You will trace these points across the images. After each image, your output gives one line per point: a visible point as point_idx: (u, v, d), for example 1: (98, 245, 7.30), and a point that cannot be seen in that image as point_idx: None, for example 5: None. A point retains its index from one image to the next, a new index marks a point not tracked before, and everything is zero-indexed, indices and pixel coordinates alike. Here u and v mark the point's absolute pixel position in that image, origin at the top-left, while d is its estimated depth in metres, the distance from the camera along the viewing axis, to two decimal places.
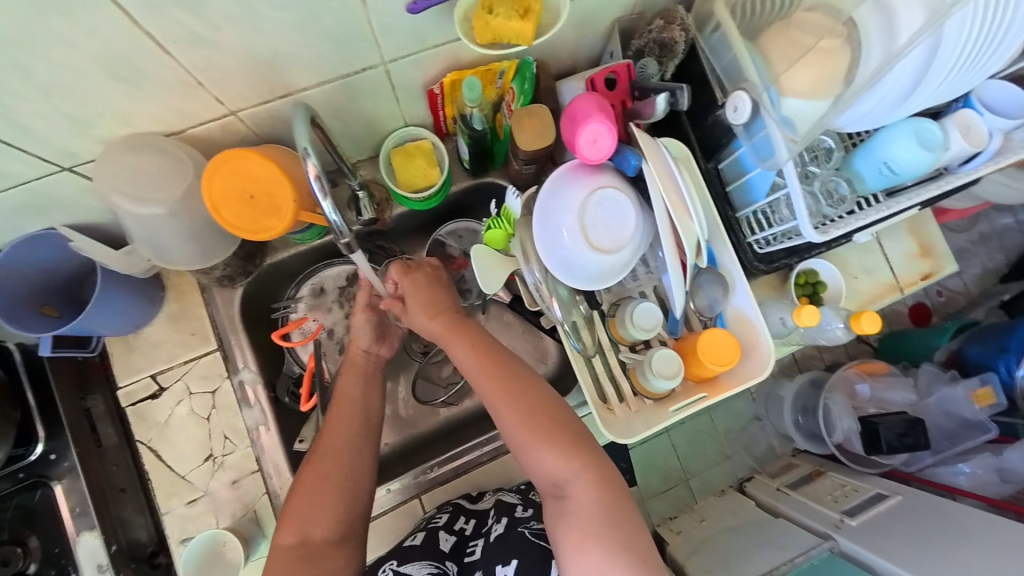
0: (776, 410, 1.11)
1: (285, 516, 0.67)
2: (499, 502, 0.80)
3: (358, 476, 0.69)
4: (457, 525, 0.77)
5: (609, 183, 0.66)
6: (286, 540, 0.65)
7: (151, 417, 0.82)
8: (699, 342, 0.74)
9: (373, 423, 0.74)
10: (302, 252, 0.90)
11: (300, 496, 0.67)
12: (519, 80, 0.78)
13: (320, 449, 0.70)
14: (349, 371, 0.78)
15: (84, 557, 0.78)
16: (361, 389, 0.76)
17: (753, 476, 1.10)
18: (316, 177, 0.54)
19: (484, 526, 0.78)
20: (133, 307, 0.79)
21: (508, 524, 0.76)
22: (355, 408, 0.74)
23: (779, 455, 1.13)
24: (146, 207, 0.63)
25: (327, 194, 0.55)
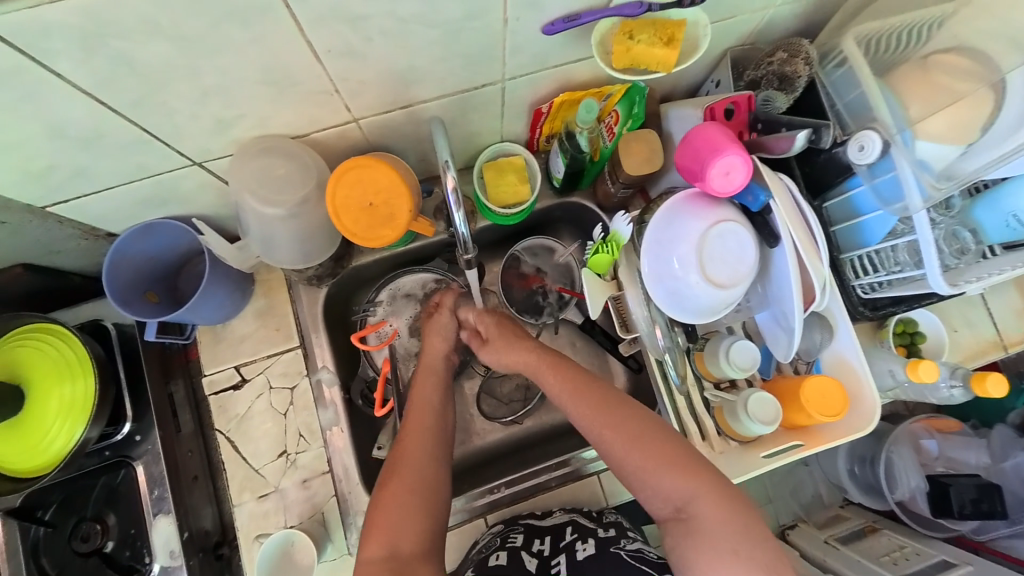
0: (827, 457, 1.04)
1: (369, 530, 0.62)
2: (577, 523, 0.76)
3: (437, 487, 0.66)
4: (537, 545, 0.73)
5: (729, 217, 0.64)
6: (373, 555, 0.60)
7: (232, 409, 0.82)
8: (804, 387, 0.70)
9: (448, 433, 0.73)
10: (383, 259, 0.90)
11: (385, 506, 0.63)
12: (626, 103, 0.76)
13: (404, 456, 0.68)
14: (425, 377, 0.79)
15: (159, 542, 0.76)
16: (436, 395, 0.76)
17: (797, 524, 1.02)
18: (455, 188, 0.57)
19: (564, 541, 0.73)
20: (228, 300, 0.81)
21: (598, 544, 0.71)
22: (433, 416, 0.73)
23: (827, 504, 1.05)
24: (269, 206, 0.64)
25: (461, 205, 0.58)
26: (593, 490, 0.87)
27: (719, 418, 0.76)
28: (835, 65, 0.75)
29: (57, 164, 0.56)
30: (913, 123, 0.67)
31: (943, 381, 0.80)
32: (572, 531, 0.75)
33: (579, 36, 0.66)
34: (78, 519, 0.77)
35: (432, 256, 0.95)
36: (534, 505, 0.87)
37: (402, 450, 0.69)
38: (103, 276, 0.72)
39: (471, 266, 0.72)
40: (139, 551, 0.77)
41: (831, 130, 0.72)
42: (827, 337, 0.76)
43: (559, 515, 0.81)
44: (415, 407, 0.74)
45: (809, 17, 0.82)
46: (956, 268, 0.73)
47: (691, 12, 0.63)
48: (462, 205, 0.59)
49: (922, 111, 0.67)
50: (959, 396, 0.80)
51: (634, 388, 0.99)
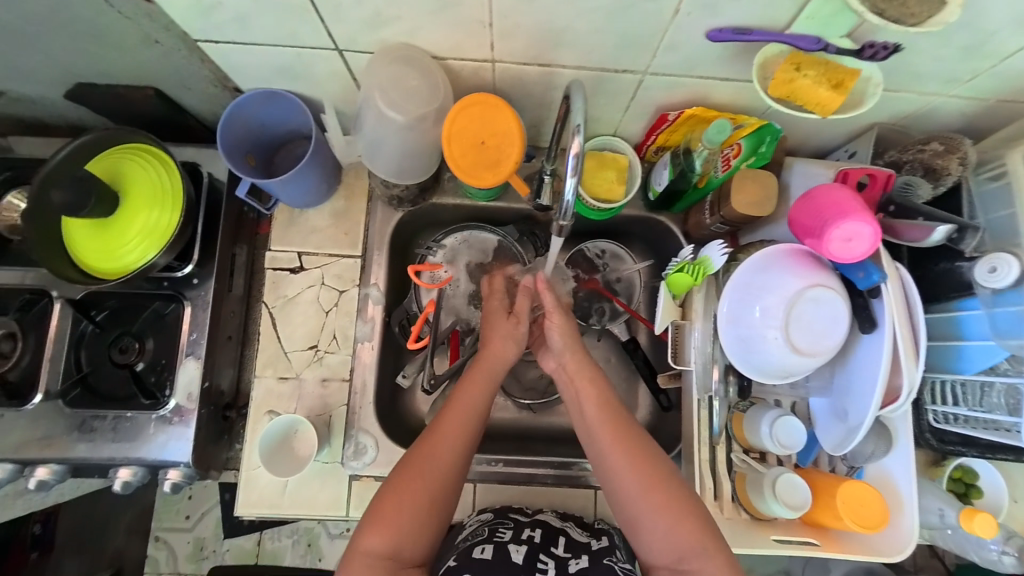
0: None
1: (374, 521, 0.63)
2: (570, 537, 0.75)
3: (450, 499, 0.66)
4: (525, 536, 0.73)
5: (829, 284, 0.61)
6: (371, 549, 0.61)
7: (283, 289, 0.86)
8: (842, 487, 0.65)
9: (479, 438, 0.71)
10: (462, 205, 0.92)
11: (398, 505, 0.63)
12: (755, 139, 0.74)
13: (428, 460, 0.66)
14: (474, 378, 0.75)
15: (181, 381, 0.80)
16: (482, 398, 0.72)
17: None
18: (577, 153, 0.57)
19: (556, 549, 0.72)
20: (314, 188, 0.84)
21: (592, 558, 0.70)
22: (470, 421, 0.70)
23: None
24: (391, 112, 0.66)
25: (578, 172, 0.58)
26: (584, 504, 0.85)
27: (738, 483, 0.73)
28: (988, 177, 0.68)
29: (226, 4, 0.59)
30: None
31: (995, 544, 0.72)
32: (563, 544, 0.73)
33: (739, 53, 0.64)
34: (123, 330, 0.83)
35: (505, 222, 0.97)
36: (521, 492, 0.85)
37: (427, 451, 0.67)
38: (218, 126, 0.75)
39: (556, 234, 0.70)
40: (163, 380, 0.82)
41: (976, 236, 0.67)
42: (880, 450, 0.69)
43: (549, 514, 0.81)
44: (455, 408, 0.71)
45: (979, 121, 0.76)
46: None
47: (867, 65, 0.60)
48: (578, 173, 0.59)
49: None
50: (1009, 565, 0.72)
51: (654, 425, 0.95)
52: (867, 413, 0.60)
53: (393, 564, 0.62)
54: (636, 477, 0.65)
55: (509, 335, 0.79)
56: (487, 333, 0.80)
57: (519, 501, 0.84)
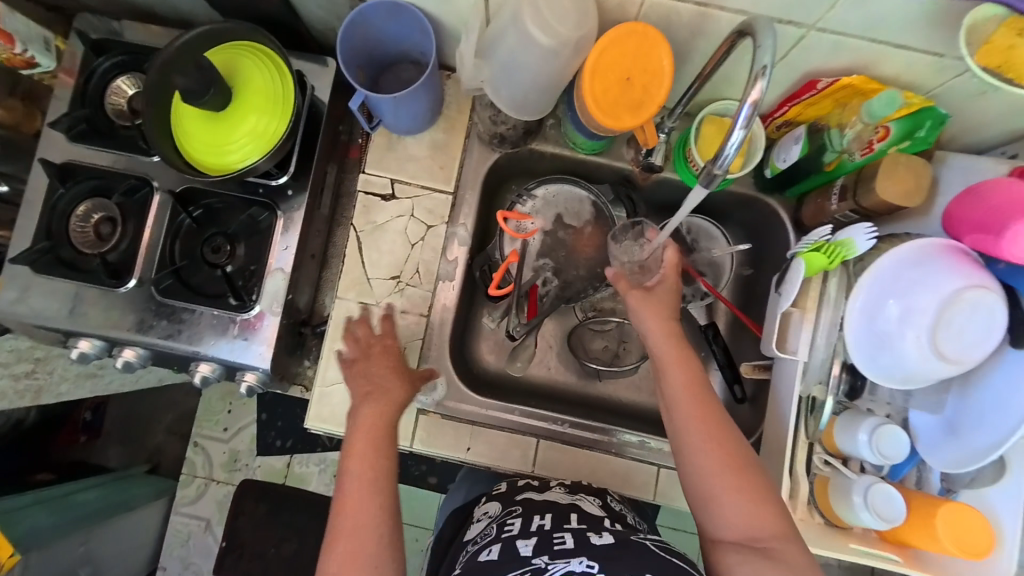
0: None
1: None
2: (585, 512, 0.67)
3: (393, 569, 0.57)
4: (535, 524, 0.65)
5: (994, 289, 0.55)
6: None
7: (373, 214, 0.84)
8: (945, 508, 0.61)
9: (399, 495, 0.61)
10: (561, 157, 0.88)
11: None
12: (914, 123, 0.67)
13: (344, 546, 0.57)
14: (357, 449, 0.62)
15: (269, 290, 0.80)
16: (377, 464, 0.61)
17: None
18: (755, 103, 0.51)
19: (570, 524, 0.64)
20: (419, 114, 0.81)
21: (616, 534, 0.62)
22: (380, 484, 0.60)
23: None
24: (537, 32, 0.58)
25: (748, 125, 0.52)
26: (646, 479, 0.82)
27: (817, 487, 0.69)
28: None
29: None
30: None
31: None
32: (577, 518, 0.66)
33: (935, 16, 0.56)
34: (217, 231, 0.82)
35: (601, 179, 0.92)
36: (583, 458, 0.81)
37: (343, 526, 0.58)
38: (340, 31, 0.72)
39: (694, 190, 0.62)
40: (250, 287, 0.81)
41: None
42: (985, 479, 0.64)
43: (558, 491, 0.73)
44: (357, 482, 0.60)
45: None
46: None
47: None
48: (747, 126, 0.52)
49: None
50: None
51: None
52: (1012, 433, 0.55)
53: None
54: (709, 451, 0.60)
55: (386, 398, 0.66)
56: (366, 390, 0.67)
57: (582, 467, 0.81)
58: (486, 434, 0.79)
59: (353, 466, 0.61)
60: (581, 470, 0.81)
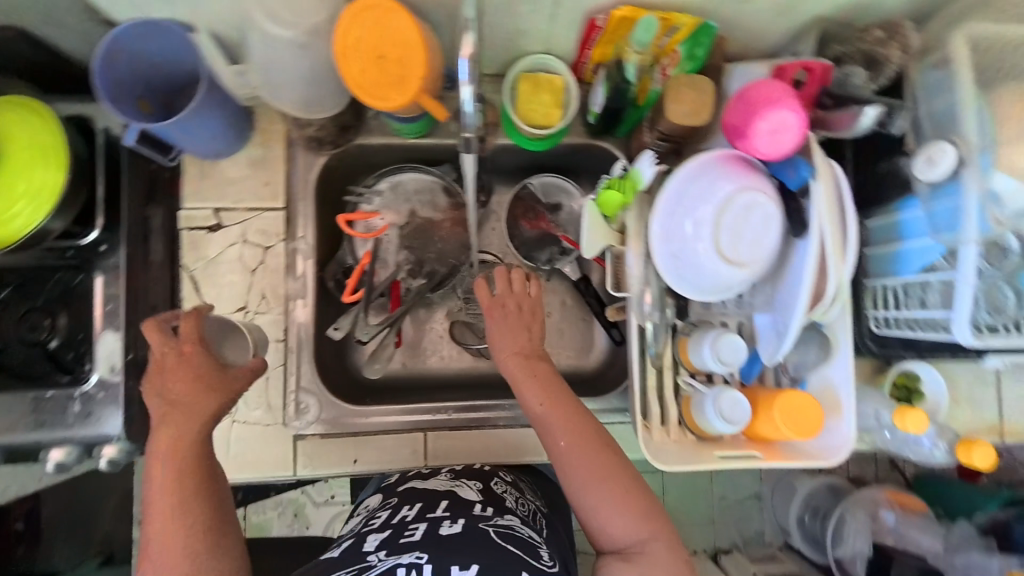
0: (782, 502, 1.10)
1: None
2: (454, 497, 0.69)
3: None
4: (399, 516, 0.66)
5: (763, 187, 0.58)
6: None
7: (203, 249, 0.80)
8: (780, 396, 0.66)
9: (217, 508, 0.58)
10: (392, 144, 0.84)
11: None
12: (690, 44, 0.70)
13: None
14: (164, 464, 0.58)
15: (101, 354, 0.77)
16: (180, 489, 0.57)
17: (732, 551, 1.12)
18: (468, 56, 0.46)
19: (433, 513, 0.66)
20: (221, 134, 0.76)
21: (467, 521, 0.64)
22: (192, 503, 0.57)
23: (767, 542, 1.12)
24: (275, 29, 0.56)
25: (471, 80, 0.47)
26: (540, 442, 0.85)
27: (683, 406, 0.74)
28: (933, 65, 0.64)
29: None
30: (997, 146, 0.58)
31: (928, 441, 0.73)
32: (443, 505, 0.67)
33: None
34: (30, 307, 0.78)
35: (441, 160, 0.90)
36: (475, 437, 0.83)
37: (153, 549, 0.55)
38: (95, 63, 0.65)
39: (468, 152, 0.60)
40: (81, 355, 0.79)
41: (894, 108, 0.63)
42: (819, 358, 0.70)
43: (441, 479, 0.75)
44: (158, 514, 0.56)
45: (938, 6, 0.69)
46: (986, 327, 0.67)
47: None
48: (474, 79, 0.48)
49: (1015, 135, 0.58)
50: (942, 455, 0.74)
51: (609, 361, 0.95)
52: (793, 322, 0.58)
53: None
54: (588, 459, 0.62)
55: (183, 415, 0.59)
56: (164, 410, 0.60)
57: (476, 445, 0.83)
58: (373, 441, 0.81)
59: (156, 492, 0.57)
60: (476, 447, 0.83)
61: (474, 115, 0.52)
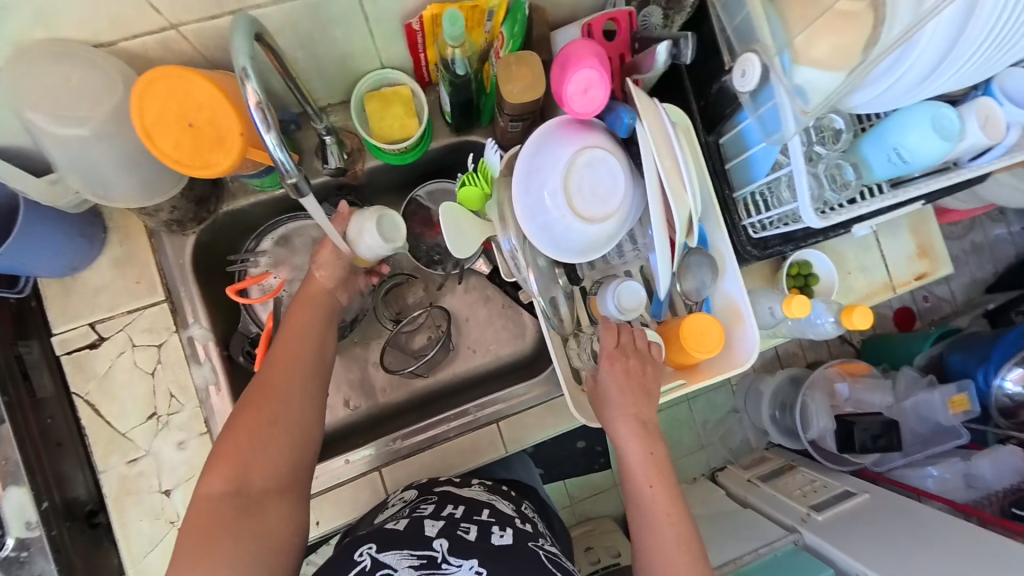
0: (753, 404, 1.21)
1: (213, 462, 0.59)
2: (499, 512, 0.75)
3: (304, 442, 0.64)
4: (446, 510, 0.73)
5: (600, 144, 0.60)
6: (216, 489, 0.58)
7: (90, 368, 0.76)
8: (683, 326, 0.70)
9: (318, 394, 0.66)
10: (264, 202, 0.82)
11: (238, 437, 0.60)
12: (510, 23, 0.70)
13: (265, 383, 0.64)
14: (303, 308, 0.71)
15: (11, 512, 0.72)
16: (313, 334, 0.69)
17: (726, 466, 1.21)
18: (257, 105, 0.46)
19: (479, 516, 0.73)
20: (65, 246, 0.71)
21: (516, 535, 0.71)
22: (302, 376, 0.66)
23: (752, 448, 1.24)
24: (64, 129, 0.54)
25: (271, 127, 0.47)
26: (493, 438, 0.88)
27: None
28: None
29: None
30: (792, 44, 0.63)
31: (819, 317, 0.78)
32: (488, 513, 0.74)
33: None
34: None
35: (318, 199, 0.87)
36: (430, 457, 0.86)
37: (253, 402, 0.62)
38: None
39: (303, 196, 0.57)
40: None
41: (689, 44, 0.61)
42: (710, 279, 0.75)
43: (476, 489, 0.80)
44: (287, 341, 0.68)
45: None
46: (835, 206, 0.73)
47: None
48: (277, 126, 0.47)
49: (806, 28, 0.62)
50: (832, 329, 0.79)
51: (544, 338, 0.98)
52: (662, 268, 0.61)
53: (246, 495, 0.58)
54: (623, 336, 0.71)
55: (312, 310, 0.71)
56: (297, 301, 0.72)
57: (432, 463, 0.86)
58: (329, 497, 0.83)
59: (273, 373, 0.65)
60: (434, 465, 0.86)
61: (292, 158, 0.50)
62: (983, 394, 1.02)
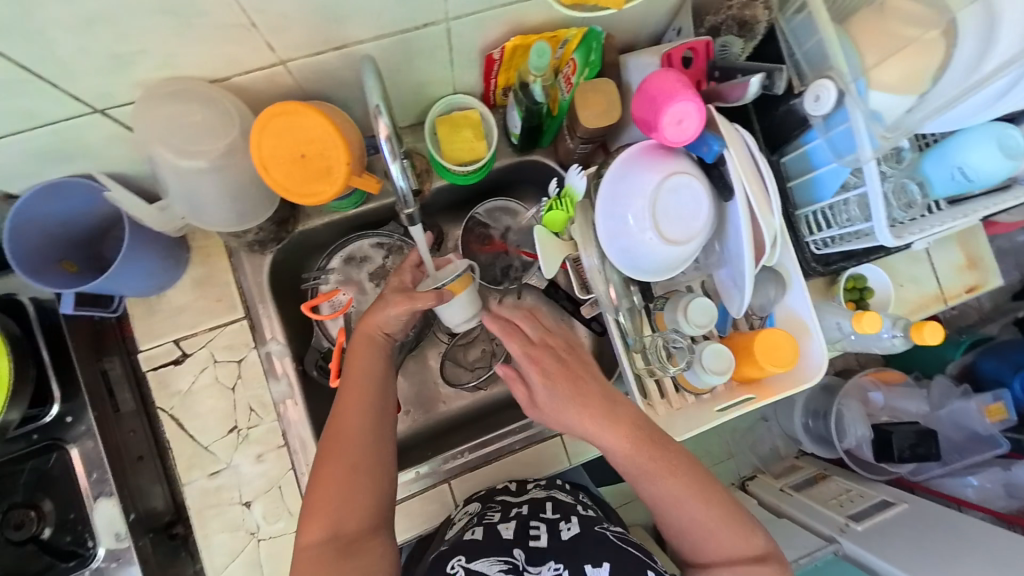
0: (785, 412, 1.13)
1: (308, 514, 0.62)
2: (559, 503, 0.79)
3: (383, 484, 0.65)
4: (514, 513, 0.76)
5: (683, 169, 0.62)
6: (315, 538, 0.61)
7: (174, 385, 0.78)
8: (757, 339, 0.72)
9: (385, 435, 0.67)
10: (335, 221, 0.84)
11: (324, 488, 0.62)
12: (584, 50, 0.71)
13: (340, 434, 0.65)
14: (361, 345, 0.72)
15: (102, 524, 0.74)
16: (372, 372, 0.70)
17: (757, 475, 1.12)
18: (388, 137, 0.52)
19: (546, 516, 0.75)
20: (157, 269, 0.74)
21: (582, 523, 0.74)
22: (367, 420, 0.67)
23: (783, 456, 1.15)
24: (184, 161, 0.58)
25: (396, 155, 0.53)
26: (556, 451, 0.89)
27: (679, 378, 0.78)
28: (795, 11, 0.70)
29: None
30: (867, 71, 0.65)
31: (886, 332, 0.82)
32: (552, 508, 0.77)
33: None
34: (9, 505, 0.74)
35: (385, 219, 0.90)
36: (496, 469, 0.88)
37: (330, 451, 0.64)
38: (5, 243, 0.64)
39: (412, 224, 0.65)
40: (81, 536, 0.75)
41: (784, 75, 0.70)
42: (779, 293, 0.77)
43: (534, 488, 0.83)
44: (349, 384, 0.68)
45: None
46: (903, 222, 0.75)
47: None
48: (399, 156, 0.54)
49: (879, 58, 0.64)
50: (901, 345, 0.83)
51: (597, 351, 0.99)
52: (748, 274, 0.64)
53: (340, 543, 0.61)
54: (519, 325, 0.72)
55: (366, 346, 0.71)
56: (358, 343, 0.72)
57: (496, 476, 0.88)
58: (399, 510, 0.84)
59: (341, 420, 0.66)
60: (499, 478, 0.88)
61: (408, 184, 0.57)
62: (1020, 402, 1.02)
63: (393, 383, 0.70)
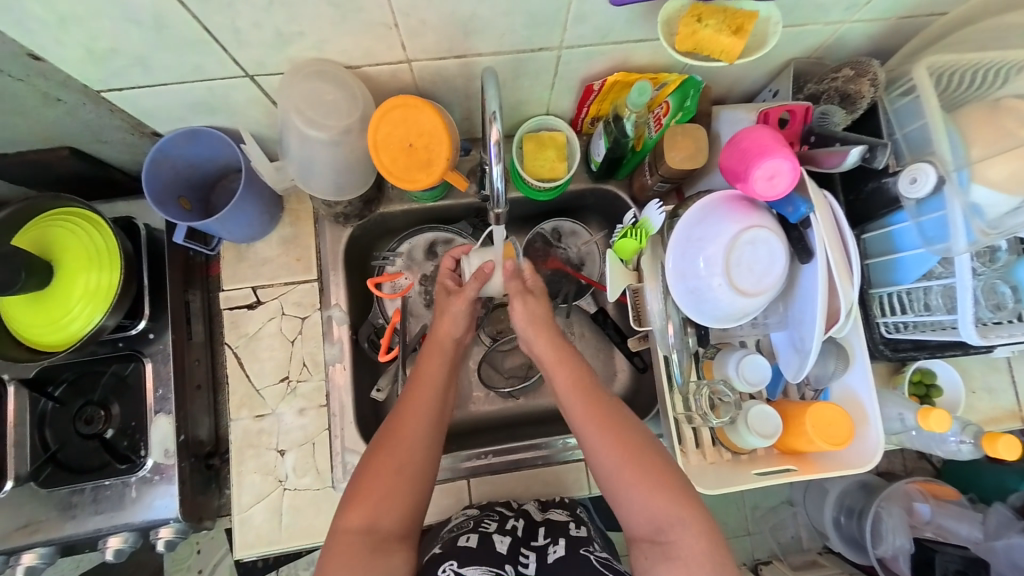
0: (815, 502, 1.04)
1: (351, 500, 0.67)
2: (551, 521, 0.79)
3: (418, 490, 0.70)
4: (505, 534, 0.76)
5: (764, 224, 0.64)
6: (354, 524, 0.65)
7: (243, 327, 0.85)
8: (811, 411, 0.71)
9: (438, 442, 0.74)
10: (411, 210, 0.90)
11: (373, 479, 0.68)
12: (680, 95, 0.73)
13: (399, 430, 0.71)
14: (434, 354, 0.80)
15: (155, 439, 0.81)
16: (439, 376, 0.78)
17: (772, 561, 1.04)
18: (497, 142, 0.58)
19: (536, 541, 0.75)
20: (255, 221, 0.82)
21: (569, 545, 0.73)
22: (427, 421, 0.73)
23: (805, 548, 1.06)
24: (311, 131, 0.65)
25: (502, 159, 0.59)
26: (579, 476, 0.90)
27: (720, 433, 0.77)
28: (901, 93, 0.70)
29: (120, 48, 0.58)
30: (973, 163, 0.63)
31: (952, 437, 0.79)
32: (543, 533, 0.76)
33: (649, 13, 0.62)
34: (85, 401, 0.83)
35: (457, 218, 0.95)
36: (515, 478, 0.89)
37: (385, 445, 0.70)
38: (142, 172, 0.74)
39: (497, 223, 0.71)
40: (136, 442, 0.83)
41: (886, 150, 0.69)
42: (840, 368, 0.75)
43: (534, 507, 0.84)
44: (419, 383, 0.76)
45: (884, 40, 0.76)
46: (990, 323, 0.70)
47: (766, 5, 0.58)
48: (502, 160, 0.60)
49: (987, 153, 0.63)
50: (967, 453, 0.79)
51: (634, 388, 0.98)
52: (815, 336, 0.64)
53: (374, 539, 0.65)
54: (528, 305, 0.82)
55: (439, 351, 0.80)
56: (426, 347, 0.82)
57: (513, 485, 0.89)
58: None
59: (403, 414, 0.73)
60: (519, 487, 0.89)
61: (501, 184, 0.63)
62: None
63: (455, 389, 0.78)
